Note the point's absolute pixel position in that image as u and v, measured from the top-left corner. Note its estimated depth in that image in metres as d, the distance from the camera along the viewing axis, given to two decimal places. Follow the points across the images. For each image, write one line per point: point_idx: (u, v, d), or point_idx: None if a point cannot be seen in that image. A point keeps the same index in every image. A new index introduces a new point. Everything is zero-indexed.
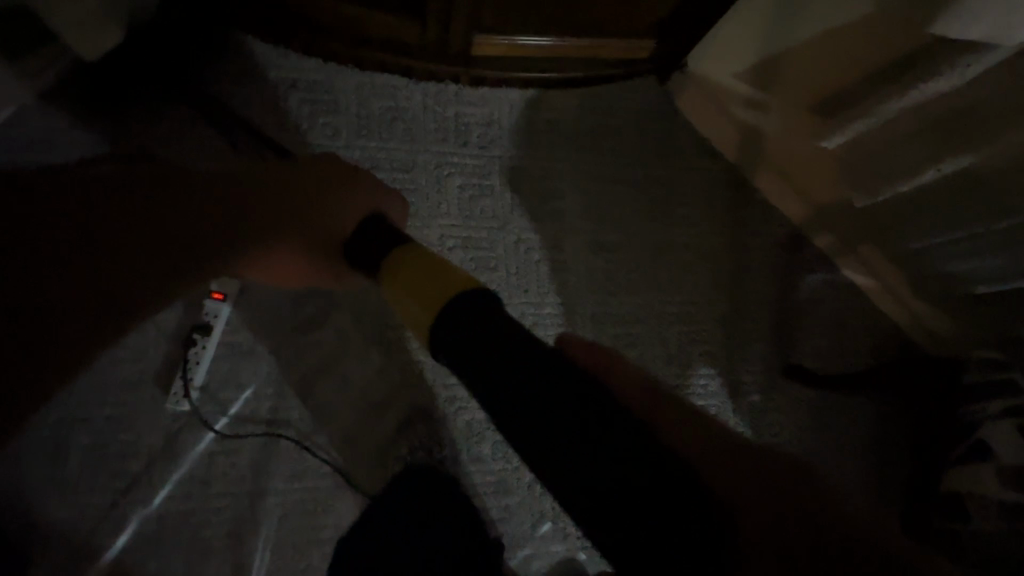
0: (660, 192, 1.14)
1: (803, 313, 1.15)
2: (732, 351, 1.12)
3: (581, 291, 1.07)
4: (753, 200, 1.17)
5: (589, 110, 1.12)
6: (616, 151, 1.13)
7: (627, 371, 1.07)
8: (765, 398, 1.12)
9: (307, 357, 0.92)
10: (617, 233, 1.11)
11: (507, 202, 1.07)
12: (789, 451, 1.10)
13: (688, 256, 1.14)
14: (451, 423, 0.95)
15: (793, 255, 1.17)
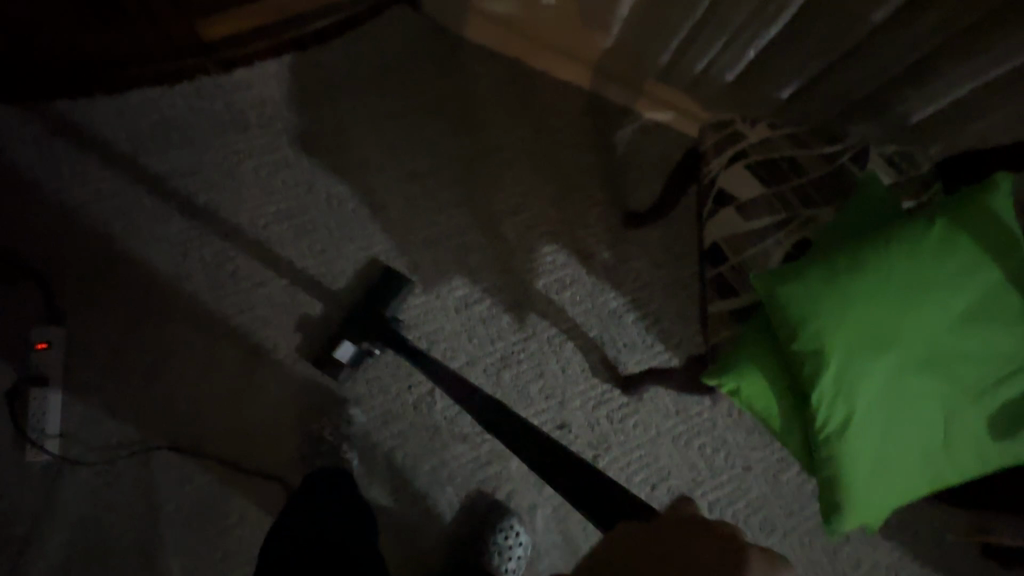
0: (450, 105, 1.19)
1: (623, 165, 1.21)
2: (571, 220, 1.19)
3: (407, 220, 1.12)
4: (542, 80, 1.22)
5: (353, 55, 1.16)
6: (396, 84, 1.17)
7: (476, 275, 1.12)
8: (614, 251, 1.18)
9: (159, 371, 0.96)
10: (425, 155, 1.16)
11: (306, 167, 1.10)
12: (650, 288, 1.18)
13: (501, 155, 1.19)
14: (321, 379, 1.00)
15: (596, 116, 1.22)
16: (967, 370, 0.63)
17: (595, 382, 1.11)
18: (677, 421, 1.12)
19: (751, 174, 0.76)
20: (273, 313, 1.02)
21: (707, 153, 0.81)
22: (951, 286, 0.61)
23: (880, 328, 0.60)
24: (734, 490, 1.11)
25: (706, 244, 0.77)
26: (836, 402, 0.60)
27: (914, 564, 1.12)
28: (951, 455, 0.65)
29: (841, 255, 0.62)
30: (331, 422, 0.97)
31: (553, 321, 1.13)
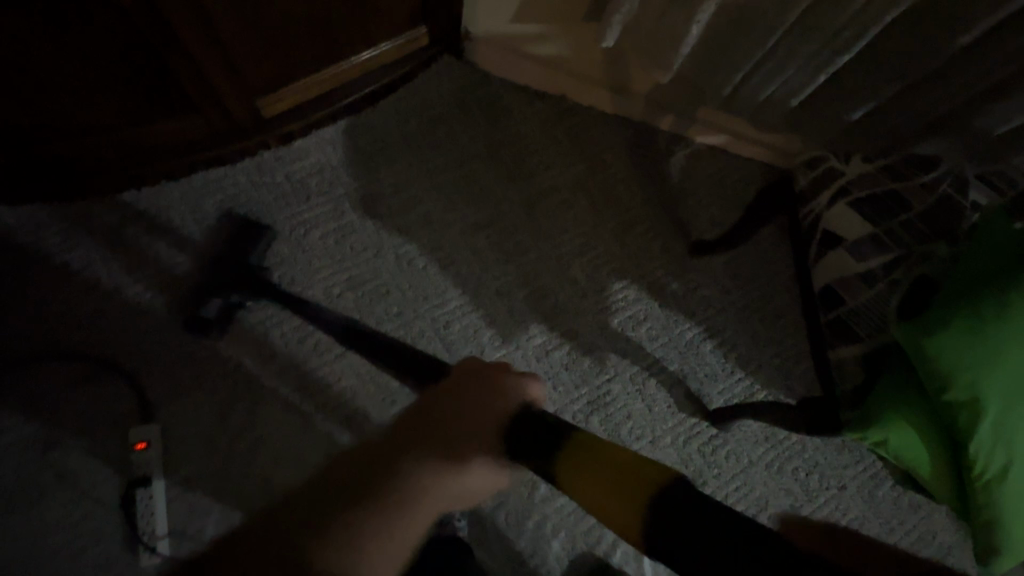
0: (506, 150, 1.19)
1: (681, 194, 1.21)
2: (637, 254, 1.18)
3: (477, 273, 1.11)
4: (592, 117, 1.23)
5: (406, 112, 1.16)
6: (450, 135, 1.17)
7: (552, 321, 1.11)
8: (683, 280, 1.17)
9: (256, 455, 0.95)
10: (486, 205, 1.15)
11: (372, 229, 1.10)
12: (724, 315, 1.17)
13: (560, 196, 1.19)
14: None
15: (648, 147, 1.23)
16: None
17: (682, 417, 1.10)
18: (768, 447, 1.11)
19: (855, 214, 0.77)
20: (358, 386, 1.01)
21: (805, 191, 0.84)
22: None
23: None
24: (832, 512, 1.10)
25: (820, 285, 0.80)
26: (993, 450, 0.60)
27: None
28: None
29: (986, 301, 0.60)
30: None
31: (633, 358, 1.12)
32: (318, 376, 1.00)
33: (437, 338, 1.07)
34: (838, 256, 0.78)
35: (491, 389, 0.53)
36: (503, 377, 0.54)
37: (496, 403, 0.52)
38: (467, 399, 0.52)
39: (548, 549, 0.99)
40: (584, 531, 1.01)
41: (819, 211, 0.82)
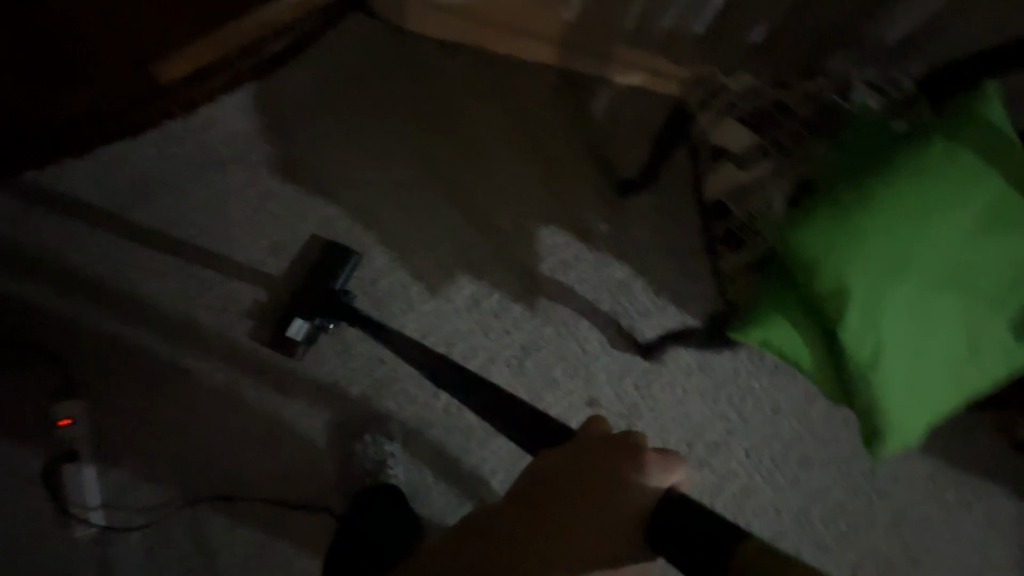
0: (424, 104, 1.17)
1: (605, 136, 1.21)
2: (564, 199, 1.18)
3: (401, 231, 1.11)
4: (510, 64, 1.21)
5: (316, 71, 1.13)
6: (364, 92, 1.15)
7: (480, 272, 1.12)
8: (611, 222, 1.18)
9: (186, 423, 0.95)
10: (407, 162, 1.14)
11: (290, 194, 1.09)
12: (654, 254, 1.17)
13: (483, 148, 1.18)
14: (346, 402, 1.01)
15: (569, 90, 1.22)
16: (987, 279, 0.64)
17: (616, 354, 1.12)
18: (702, 377, 1.14)
19: (742, 126, 0.75)
20: (287, 350, 1.01)
21: (694, 113, 0.82)
22: (958, 201, 0.62)
23: (893, 256, 0.61)
24: (767, 433, 1.14)
25: (709, 203, 0.76)
26: (865, 335, 0.62)
27: (959, 472, 1.17)
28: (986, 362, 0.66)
29: (845, 193, 0.62)
30: (370, 442, 0.97)
31: (564, 302, 1.13)
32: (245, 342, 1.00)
33: (366, 296, 1.07)
34: (728, 167, 0.74)
35: (615, 477, 0.55)
36: (624, 463, 0.55)
37: (620, 499, 0.53)
38: (586, 480, 0.55)
39: (488, 488, 1.02)
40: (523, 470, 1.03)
41: (706, 126, 0.78)
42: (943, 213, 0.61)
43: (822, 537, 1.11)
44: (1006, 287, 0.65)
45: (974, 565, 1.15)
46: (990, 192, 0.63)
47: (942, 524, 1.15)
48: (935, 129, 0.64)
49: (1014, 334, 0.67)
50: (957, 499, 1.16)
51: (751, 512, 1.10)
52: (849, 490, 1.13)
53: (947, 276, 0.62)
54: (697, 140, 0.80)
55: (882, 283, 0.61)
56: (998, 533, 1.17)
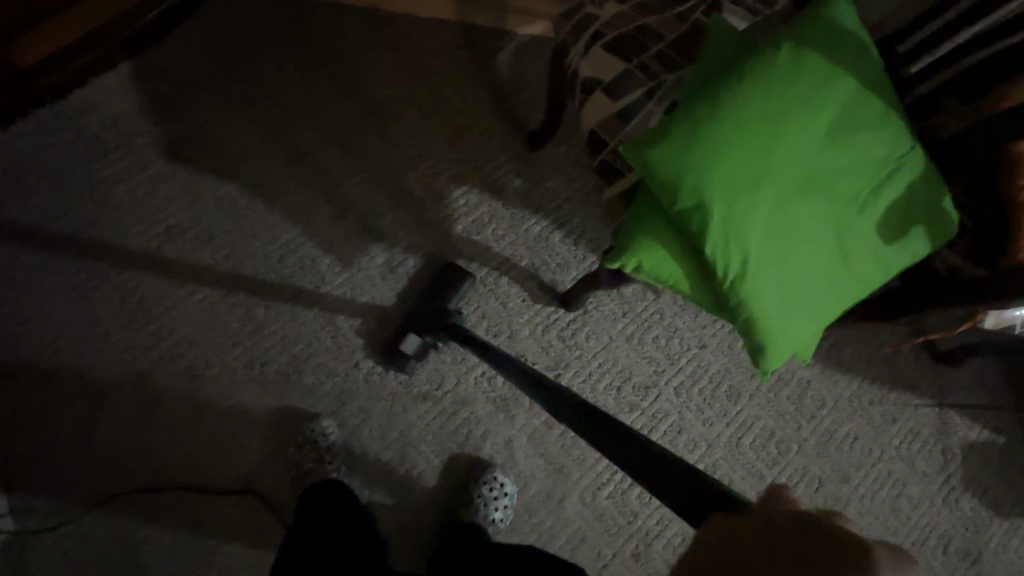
0: (318, 71, 1.13)
1: (512, 89, 1.19)
2: (474, 158, 1.16)
3: (306, 204, 1.08)
4: (406, 23, 1.18)
5: (199, 44, 1.09)
6: (254, 63, 1.11)
7: (393, 239, 1.10)
8: (524, 177, 1.17)
9: (99, 416, 0.95)
10: (308, 132, 1.11)
11: (184, 175, 1.05)
12: (570, 204, 1.17)
13: (386, 111, 1.15)
14: (264, 380, 1.00)
15: (470, 44, 1.19)
16: (847, 182, 0.65)
17: (538, 308, 1.12)
18: (626, 321, 1.14)
19: (610, 55, 0.74)
20: (198, 335, 1.00)
21: (565, 46, 0.80)
22: (810, 105, 0.62)
23: (748, 165, 0.61)
24: (694, 370, 1.15)
25: (585, 136, 0.75)
26: (729, 248, 0.62)
27: (879, 388, 1.22)
28: (855, 265, 0.67)
29: (700, 105, 0.61)
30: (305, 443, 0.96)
31: (482, 261, 1.12)
32: (154, 330, 0.99)
33: (275, 275, 1.04)
34: (599, 99, 0.73)
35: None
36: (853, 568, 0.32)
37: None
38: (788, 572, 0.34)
39: (416, 452, 1.02)
40: (451, 430, 1.03)
41: (577, 58, 0.77)
42: (796, 118, 0.61)
43: (754, 464, 1.14)
44: (867, 189, 0.66)
45: (903, 475, 1.19)
46: (842, 94, 0.63)
47: (869, 440, 1.20)
48: (786, 35, 0.64)
49: (882, 234, 0.68)
50: (880, 413, 1.21)
51: (684, 449, 1.12)
52: (777, 416, 1.17)
53: (806, 181, 0.63)
54: (570, 75, 0.78)
55: (740, 193, 0.61)
56: (922, 442, 1.22)
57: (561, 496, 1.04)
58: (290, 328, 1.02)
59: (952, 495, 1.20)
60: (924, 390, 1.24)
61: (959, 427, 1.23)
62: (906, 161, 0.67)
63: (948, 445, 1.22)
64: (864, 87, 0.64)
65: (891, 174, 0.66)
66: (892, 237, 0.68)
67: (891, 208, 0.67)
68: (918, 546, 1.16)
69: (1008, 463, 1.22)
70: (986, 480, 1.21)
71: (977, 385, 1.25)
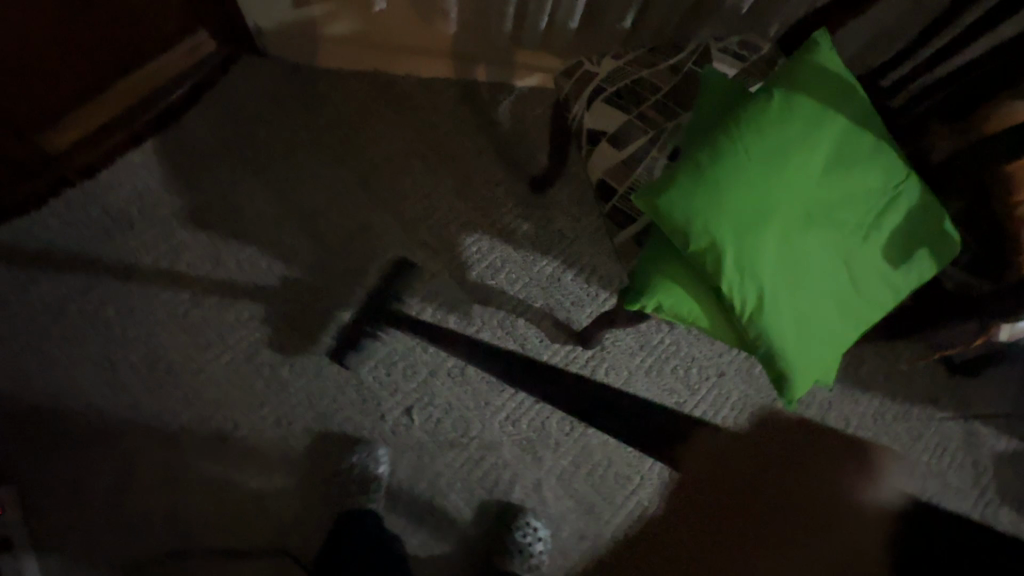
0: (329, 134, 1.19)
1: (514, 138, 1.24)
2: (482, 205, 1.20)
3: (324, 261, 1.11)
4: (410, 84, 1.25)
5: (217, 119, 1.15)
6: (268, 132, 1.17)
7: (409, 289, 1.13)
8: (532, 220, 1.21)
9: (129, 486, 0.96)
10: (322, 193, 1.15)
11: (206, 242, 1.09)
12: (578, 243, 1.20)
13: (396, 167, 1.20)
14: (291, 438, 1.01)
15: (471, 99, 1.25)
16: (850, 212, 0.67)
17: (556, 347, 1.14)
18: (644, 355, 1.16)
19: (611, 107, 0.79)
20: (224, 398, 1.01)
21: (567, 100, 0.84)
22: (808, 144, 0.65)
23: (756, 205, 0.63)
24: (715, 398, 1.16)
25: (594, 184, 0.78)
26: (744, 284, 0.64)
27: (901, 403, 1.22)
28: (865, 290, 0.70)
29: (705, 150, 0.64)
30: (355, 464, 0.98)
31: (497, 305, 1.15)
32: (181, 396, 1.01)
33: (297, 332, 1.06)
34: (604, 149, 0.78)
35: None
36: None
37: None
38: None
39: (447, 501, 1.02)
40: (480, 476, 1.03)
41: (580, 112, 0.81)
42: (796, 157, 0.65)
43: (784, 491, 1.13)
44: (869, 217, 0.69)
45: (935, 491, 1.18)
46: (836, 131, 0.67)
47: (897, 457, 1.19)
48: (778, 80, 0.67)
49: (888, 258, 0.70)
50: (905, 429, 1.21)
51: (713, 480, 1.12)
52: (802, 440, 1.16)
53: (812, 215, 0.66)
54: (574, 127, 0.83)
55: (750, 231, 0.63)
56: (951, 456, 1.21)
57: (595, 536, 1.04)
58: (314, 384, 1.04)
59: (988, 508, 1.18)
60: (946, 403, 1.23)
61: (986, 437, 1.22)
62: (903, 188, 0.70)
63: (977, 457, 1.21)
64: (857, 122, 0.68)
65: (891, 201, 0.69)
66: (898, 261, 0.71)
67: (894, 233, 0.70)
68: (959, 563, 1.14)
69: None
70: (1021, 491, 1.19)
71: (999, 394, 1.25)
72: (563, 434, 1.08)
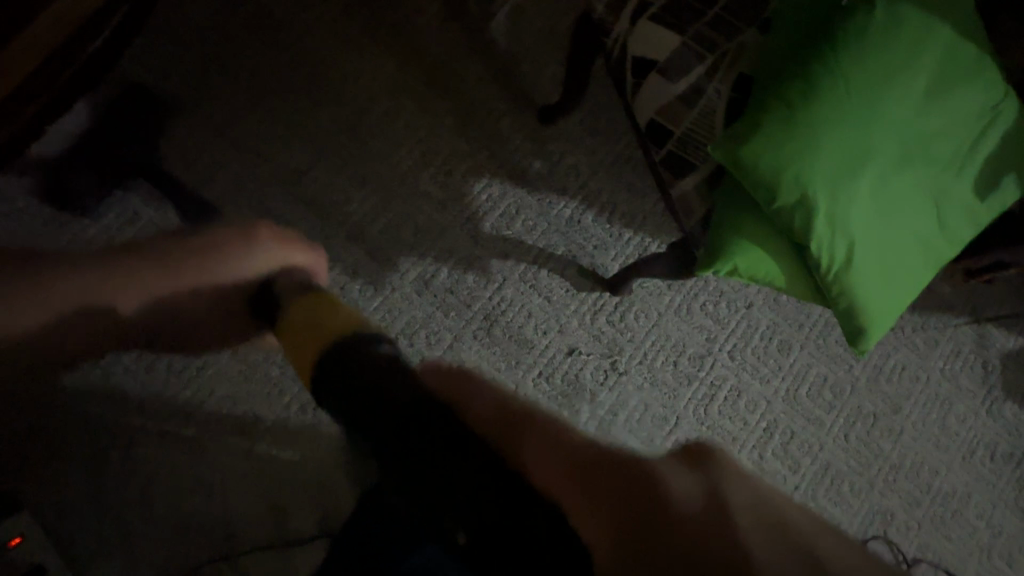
0: (302, 74, 1.02)
1: (514, 61, 1.09)
2: (487, 145, 1.07)
3: (320, 227, 0.99)
4: (386, 3, 1.07)
5: (165, 68, 0.97)
6: (228, 78, 1.00)
7: (419, 249, 1.02)
8: (544, 157, 1.08)
9: (154, 492, 0.90)
10: (303, 146, 1.01)
11: (180, 220, 0.95)
12: (596, 178, 1.10)
13: (384, 107, 1.04)
14: (317, 424, 0.95)
15: (459, 17, 1.08)
16: (947, 144, 0.59)
17: (583, 296, 1.07)
18: (672, 294, 1.11)
19: (660, 27, 0.65)
20: (237, 390, 0.94)
21: (602, 22, 0.71)
22: (910, 67, 0.55)
23: (852, 148, 0.55)
24: (745, 330, 1.14)
25: (642, 127, 0.67)
26: (834, 239, 0.57)
27: (919, 314, 1.23)
28: (951, 230, 0.63)
29: (795, 85, 0.54)
30: None
31: (517, 256, 1.06)
32: (190, 392, 0.93)
33: None
34: (656, 82, 0.65)
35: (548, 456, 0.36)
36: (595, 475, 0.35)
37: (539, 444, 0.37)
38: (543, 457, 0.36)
39: None
40: None
41: (622, 36, 0.68)
42: (897, 84, 0.55)
43: (813, 412, 1.15)
44: (965, 147, 0.61)
45: (950, 394, 1.22)
46: (940, 47, 0.57)
47: (915, 367, 1.22)
48: None
49: (978, 191, 0.63)
50: (924, 339, 1.23)
51: (746, 411, 1.11)
52: (828, 361, 1.17)
53: (908, 152, 0.57)
54: (612, 54, 0.70)
55: (845, 179, 0.55)
56: (964, 359, 1.24)
57: None
58: None
59: (995, 404, 1.24)
60: (962, 309, 1.25)
61: (996, 338, 1.26)
62: (1002, 110, 0.62)
63: (988, 357, 1.25)
64: (961, 34, 0.58)
65: (988, 127, 0.61)
66: (989, 193, 0.64)
67: (987, 162, 0.63)
68: (970, 457, 1.21)
69: None
70: None
71: (1009, 295, 1.27)
72: (598, 384, 1.05)
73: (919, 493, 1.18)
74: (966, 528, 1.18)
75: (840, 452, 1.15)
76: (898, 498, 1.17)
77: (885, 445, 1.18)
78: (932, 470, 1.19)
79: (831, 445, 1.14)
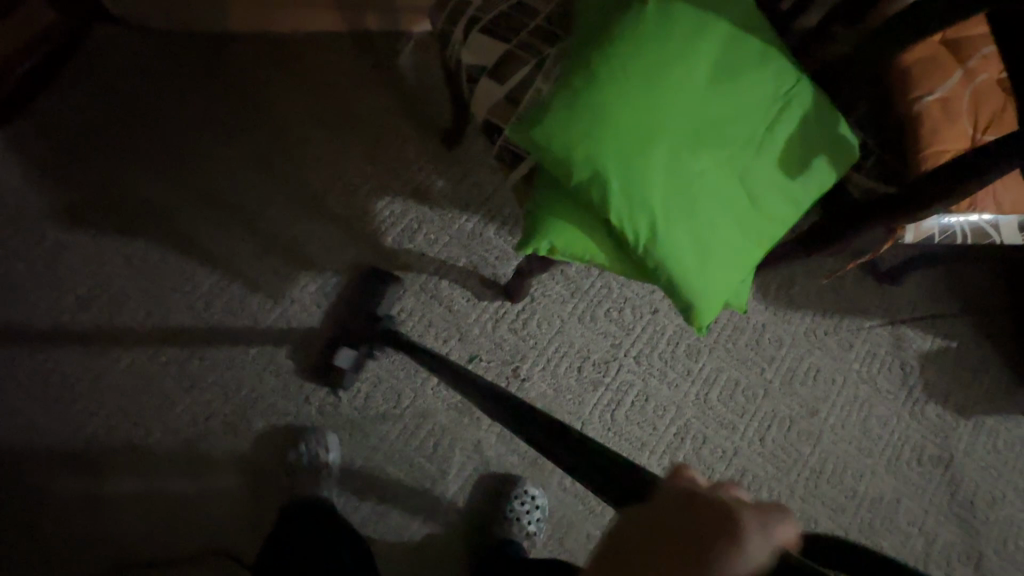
0: (214, 105, 1.10)
1: (417, 89, 1.17)
2: (390, 166, 1.13)
3: (224, 245, 1.04)
4: (297, 41, 1.16)
5: (81, 102, 1.06)
6: (141, 110, 1.07)
7: (321, 264, 1.06)
8: (446, 175, 1.14)
9: (42, 503, 0.91)
10: (211, 170, 1.07)
11: (87, 241, 1.01)
12: (498, 194, 1.15)
13: (292, 134, 1.12)
14: (210, 435, 0.96)
15: (367, 51, 1.17)
16: (742, 125, 0.64)
17: (485, 304, 1.10)
18: (576, 302, 1.14)
19: (489, 38, 0.72)
20: (131, 401, 0.96)
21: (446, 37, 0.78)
22: (687, 54, 0.61)
23: (638, 126, 0.59)
24: (651, 335, 1.15)
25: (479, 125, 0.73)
26: (635, 212, 0.61)
27: (831, 317, 1.25)
28: (765, 206, 0.67)
29: (580, 74, 0.60)
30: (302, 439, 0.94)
31: (420, 268, 1.09)
32: (84, 404, 0.95)
33: (203, 326, 1.00)
34: (486, 85, 0.71)
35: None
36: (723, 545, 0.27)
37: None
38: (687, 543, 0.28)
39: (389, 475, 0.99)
40: (421, 449, 1.00)
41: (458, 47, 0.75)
42: (676, 70, 0.61)
43: (726, 416, 1.14)
44: (763, 127, 0.65)
45: (869, 397, 1.22)
46: (717, 38, 0.63)
47: (831, 369, 1.22)
48: None
49: (787, 170, 0.67)
50: (838, 342, 1.24)
51: (655, 416, 1.12)
52: (737, 364, 1.18)
53: (700, 131, 0.62)
54: (455, 65, 0.77)
55: (635, 155, 0.59)
56: (881, 361, 1.24)
57: (547, 482, 1.02)
58: (229, 375, 0.98)
59: (919, 405, 1.23)
60: (876, 311, 1.27)
61: (913, 339, 1.26)
62: (796, 94, 0.67)
63: (907, 358, 1.25)
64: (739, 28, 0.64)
65: (783, 109, 0.66)
66: (800, 172, 0.68)
67: (790, 142, 0.67)
68: (896, 461, 1.19)
69: (966, 365, 1.26)
70: (949, 386, 1.24)
71: (923, 296, 1.29)
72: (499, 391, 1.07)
73: (844, 499, 1.15)
74: (896, 536, 1.15)
75: (755, 458, 1.14)
76: (822, 505, 1.14)
77: (803, 450, 1.16)
78: (856, 475, 1.17)
79: (744, 450, 1.14)
